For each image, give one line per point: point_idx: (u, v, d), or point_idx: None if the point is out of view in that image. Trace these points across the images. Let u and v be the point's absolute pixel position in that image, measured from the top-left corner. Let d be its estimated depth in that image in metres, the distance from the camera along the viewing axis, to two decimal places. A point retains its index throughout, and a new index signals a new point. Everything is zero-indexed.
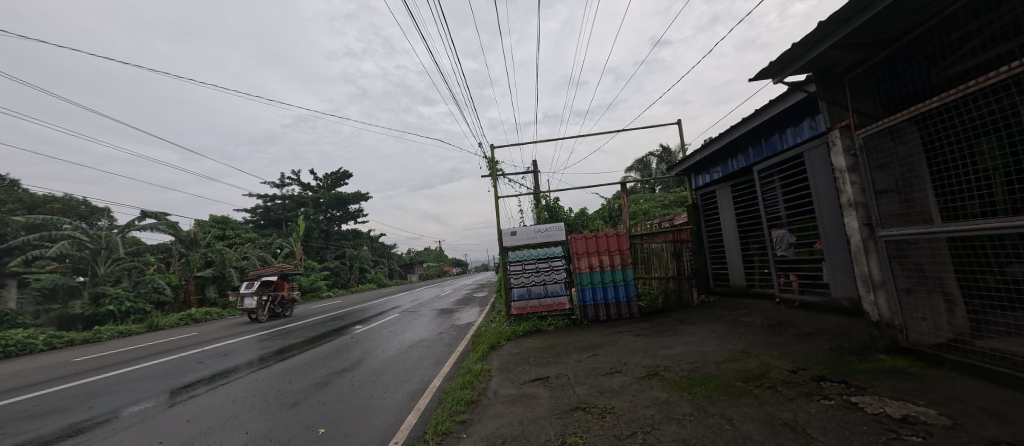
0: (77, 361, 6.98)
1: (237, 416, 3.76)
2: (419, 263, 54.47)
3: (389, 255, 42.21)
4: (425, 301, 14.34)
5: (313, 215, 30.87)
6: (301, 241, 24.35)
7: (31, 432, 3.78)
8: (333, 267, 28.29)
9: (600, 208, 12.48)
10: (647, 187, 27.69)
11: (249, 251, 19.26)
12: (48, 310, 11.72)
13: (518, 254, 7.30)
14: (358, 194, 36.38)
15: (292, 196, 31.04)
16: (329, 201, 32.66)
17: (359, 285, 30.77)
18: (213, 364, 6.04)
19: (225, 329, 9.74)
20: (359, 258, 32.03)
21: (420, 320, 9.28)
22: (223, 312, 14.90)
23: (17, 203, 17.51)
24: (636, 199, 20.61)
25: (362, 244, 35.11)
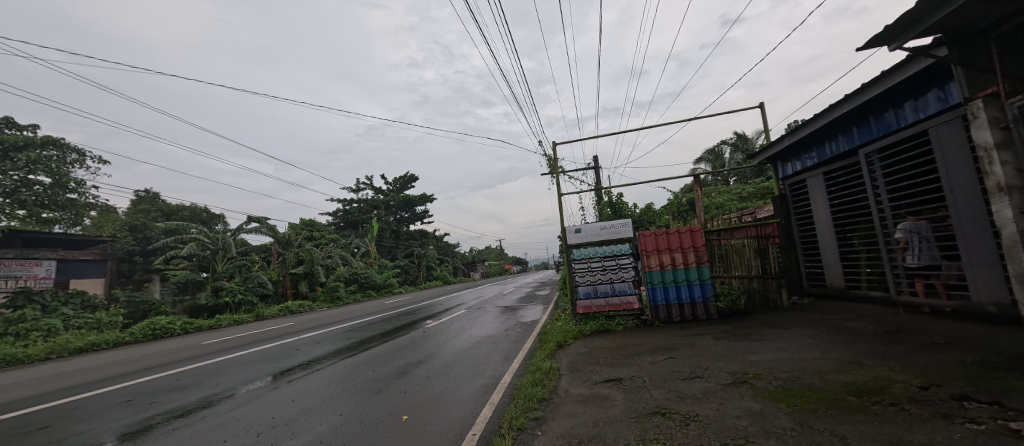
0: (204, 344, 8.26)
1: (330, 398, 4.20)
2: (480, 261, 56.11)
3: (453, 253, 44.19)
4: (488, 299, 14.74)
5: (384, 217, 33.33)
6: (374, 241, 26.44)
7: (177, 402, 4.58)
8: (402, 265, 30.29)
9: (668, 203, 11.75)
10: (719, 179, 25.79)
11: (331, 249, 21.24)
12: (182, 300, 14.04)
13: (582, 253, 7.20)
14: (423, 197, 38.60)
15: (366, 200, 33.80)
16: (396, 203, 34.90)
17: (425, 282, 32.57)
18: (307, 351, 6.76)
19: (315, 320, 10.88)
20: (424, 257, 33.88)
21: (486, 317, 9.49)
22: (313, 305, 16.68)
23: (158, 212, 21.25)
24: (708, 192, 19.21)
25: (428, 243, 37.08)
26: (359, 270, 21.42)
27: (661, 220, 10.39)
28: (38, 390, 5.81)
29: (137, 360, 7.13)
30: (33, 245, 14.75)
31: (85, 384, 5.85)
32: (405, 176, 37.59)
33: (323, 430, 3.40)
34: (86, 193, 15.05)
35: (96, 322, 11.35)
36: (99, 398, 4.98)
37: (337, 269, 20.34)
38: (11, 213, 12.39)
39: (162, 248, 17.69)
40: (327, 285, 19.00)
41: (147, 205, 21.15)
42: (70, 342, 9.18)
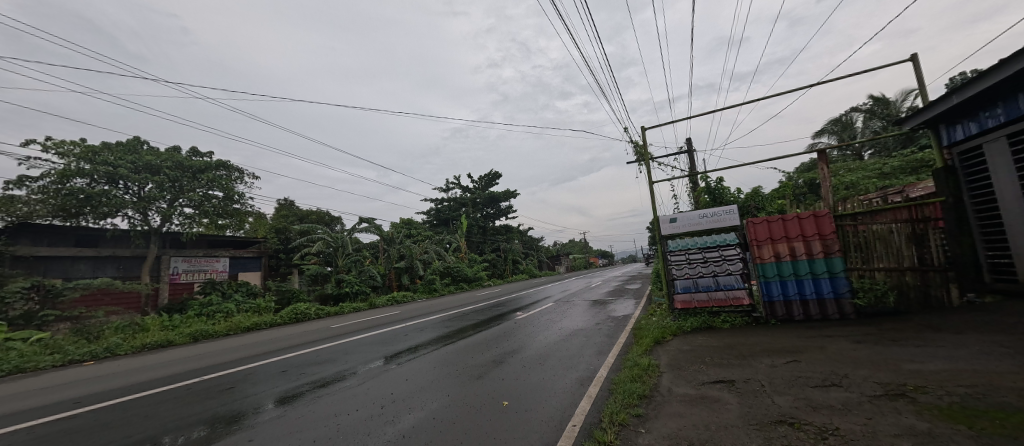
0: (334, 327, 9.83)
1: (437, 381, 4.65)
2: (564, 254, 55.99)
3: (537, 247, 45.00)
4: (575, 292, 14.69)
5: (472, 214, 35.41)
6: (464, 237, 28.32)
7: (318, 374, 5.55)
8: (490, 259, 31.90)
9: (781, 185, 10.29)
10: (850, 153, 21.68)
11: (428, 245, 23.22)
12: (314, 289, 16.78)
13: (680, 244, 6.81)
14: (506, 193, 39.99)
15: (455, 198, 36.31)
16: (482, 200, 36.81)
17: (510, 275, 33.76)
18: (413, 337, 7.58)
19: (418, 310, 12.10)
20: (510, 251, 35.04)
21: (576, 310, 9.46)
22: (414, 295, 18.54)
23: (295, 217, 25.71)
24: (836, 170, 16.27)
25: (513, 238, 38.33)
26: (452, 264, 23.19)
27: (773, 204, 9.14)
28: (229, 357, 7.60)
29: (289, 338, 8.81)
30: (214, 245, 19.01)
31: (257, 355, 7.47)
32: (489, 174, 39.42)
33: (433, 409, 3.78)
34: (246, 204, 18.62)
35: (257, 307, 14.22)
36: (267, 367, 6.29)
37: (433, 263, 22.32)
38: (198, 222, 15.98)
39: (298, 246, 21.33)
40: (425, 278, 20.91)
41: (287, 211, 25.74)
42: (242, 322, 11.67)
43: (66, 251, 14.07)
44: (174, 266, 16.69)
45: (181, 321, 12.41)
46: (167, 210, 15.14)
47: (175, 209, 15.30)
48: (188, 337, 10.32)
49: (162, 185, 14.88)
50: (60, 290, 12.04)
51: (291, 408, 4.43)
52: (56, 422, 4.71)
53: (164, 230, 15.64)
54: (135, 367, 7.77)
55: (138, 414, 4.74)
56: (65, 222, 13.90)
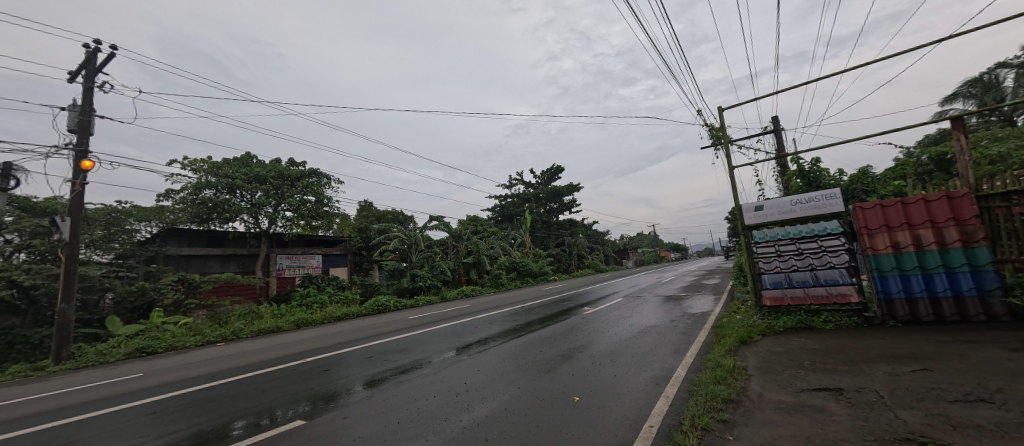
0: (411, 319, 10.65)
1: (507, 373, 4.80)
2: (632, 248, 53.95)
3: (602, 241, 43.88)
4: (645, 288, 14.05)
5: (535, 209, 35.75)
6: (527, 232, 28.74)
7: (399, 361, 6.08)
8: (554, 254, 31.99)
9: (898, 163, 8.69)
10: (999, 119, 17.56)
11: (494, 241, 23.96)
12: (392, 283, 18.26)
13: (769, 234, 6.84)
14: (569, 186, 39.58)
15: (518, 194, 36.90)
16: (545, 195, 36.92)
17: (576, 270, 33.46)
18: (482, 329, 7.91)
19: (486, 304, 12.57)
20: (575, 246, 34.70)
21: (647, 306, 9.08)
22: (482, 289, 19.29)
23: (374, 217, 28.22)
24: (978, 141, 13.27)
25: (577, 232, 37.82)
26: (516, 258, 23.70)
27: (888, 186, 7.78)
28: (325, 343, 8.64)
29: (374, 327, 9.78)
30: (309, 244, 21.66)
31: (347, 342, 8.39)
32: (552, 168, 39.38)
33: (505, 400, 3.91)
34: (333, 207, 20.83)
35: (346, 298, 15.92)
36: (356, 353, 7.05)
37: (499, 258, 22.99)
38: (296, 223, 18.29)
39: (377, 244, 23.38)
40: (492, 273, 21.65)
41: (367, 212, 28.34)
42: (334, 312, 13.17)
43: (200, 251, 17.05)
44: (279, 263, 19.35)
45: (286, 310, 14.38)
46: (273, 214, 17.53)
47: (279, 213, 17.66)
48: (292, 324, 11.94)
49: (269, 193, 17.24)
50: (199, 283, 14.67)
51: (377, 390, 4.90)
52: (199, 391, 5.78)
53: (270, 231, 18.14)
54: (255, 349, 9.24)
55: (257, 389, 5.61)
56: (200, 226, 16.95)
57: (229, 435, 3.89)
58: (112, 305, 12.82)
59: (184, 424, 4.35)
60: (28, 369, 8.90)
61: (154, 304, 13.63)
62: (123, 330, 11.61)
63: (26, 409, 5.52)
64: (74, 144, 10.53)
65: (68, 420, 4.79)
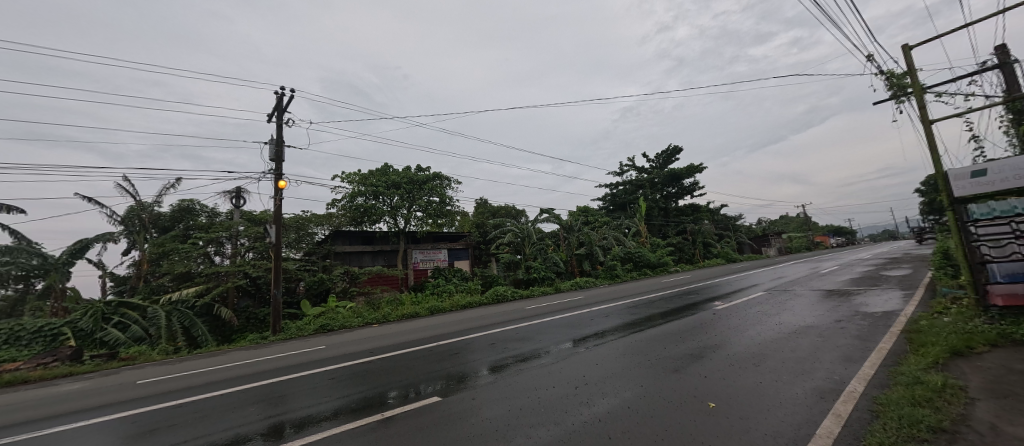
0: (528, 308, 11.24)
1: (629, 369, 4.69)
2: (775, 233, 45.75)
3: (734, 226, 38.50)
4: (797, 280, 11.78)
5: (651, 195, 33.72)
6: (643, 220, 27.21)
7: (519, 349, 6.51)
8: (674, 243, 29.53)
9: None
10: None
11: (606, 232, 23.34)
12: (508, 275, 19.49)
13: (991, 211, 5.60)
14: (690, 167, 35.93)
15: (630, 181, 35.21)
16: (661, 180, 34.69)
17: (701, 260, 30.13)
18: (598, 322, 7.84)
19: (600, 295, 12.39)
20: (698, 233, 31.26)
21: (801, 302, 7.62)
22: (596, 281, 19.05)
23: (490, 212, 30.54)
24: None
25: (702, 218, 34.21)
26: (632, 249, 22.75)
27: None
28: (454, 328, 9.79)
29: (495, 315, 10.64)
30: (438, 240, 24.68)
31: (472, 328, 9.35)
32: (669, 150, 36.88)
33: (628, 398, 3.85)
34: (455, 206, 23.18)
35: (470, 288, 17.74)
36: (480, 338, 7.82)
37: (612, 249, 22.55)
38: (426, 222, 20.97)
39: (494, 238, 25.32)
40: (605, 264, 21.19)
41: (483, 208, 30.80)
42: (461, 300, 14.80)
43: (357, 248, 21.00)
44: (414, 257, 22.63)
45: (422, 298, 16.81)
46: (408, 215, 20.48)
47: (412, 214, 20.50)
48: (429, 310, 13.86)
49: (404, 197, 20.23)
50: (359, 274, 17.97)
51: (501, 376, 5.32)
52: (364, 364, 7.24)
53: (407, 230, 21.22)
54: (401, 330, 11.07)
55: (404, 365, 6.73)
56: (356, 228, 20.70)
57: (387, 403, 4.77)
58: (305, 291, 16.99)
59: (356, 389, 5.52)
60: (262, 337, 12.45)
61: (330, 290, 17.43)
62: (313, 311, 15.23)
63: (261, 368, 7.78)
64: (273, 170, 14.09)
65: (285, 378, 6.57)
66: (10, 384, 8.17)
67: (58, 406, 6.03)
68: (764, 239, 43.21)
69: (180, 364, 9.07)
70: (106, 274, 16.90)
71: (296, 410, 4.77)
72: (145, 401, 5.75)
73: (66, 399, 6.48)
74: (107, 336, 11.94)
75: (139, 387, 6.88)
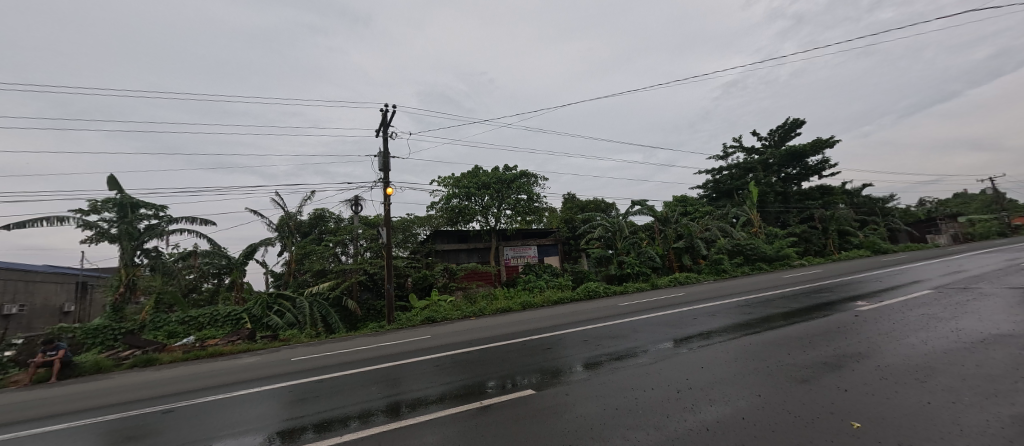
0: (621, 305, 10.84)
1: (743, 376, 4.25)
2: (951, 215, 35.53)
3: (884, 209, 31.18)
4: (989, 274, 9.00)
5: (764, 179, 29.43)
6: (755, 208, 23.79)
7: (614, 347, 6.36)
8: (798, 232, 25.20)
9: None
10: None
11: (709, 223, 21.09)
12: (600, 270, 19.08)
13: None
14: (818, 142, 30.50)
15: (737, 164, 31.10)
16: (777, 160, 30.43)
17: (837, 252, 25.07)
18: (704, 322, 7.18)
19: (703, 292, 11.27)
20: (832, 220, 26.04)
21: (995, 303, 5.82)
22: (698, 276, 17.35)
23: (577, 207, 30.21)
24: None
25: (834, 203, 29.61)
26: (742, 241, 20.16)
27: None
28: (545, 324, 10.00)
29: (586, 312, 10.53)
30: (527, 236, 25.41)
31: (563, 324, 9.42)
32: (787, 124, 32.24)
33: (741, 408, 3.50)
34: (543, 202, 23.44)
35: (560, 283, 17.92)
36: (571, 335, 7.84)
37: (717, 242, 20.51)
38: (516, 219, 21.78)
39: (582, 233, 25.10)
40: (709, 258, 19.18)
41: (570, 203, 30.61)
42: (552, 296, 15.02)
43: (455, 246, 22.85)
44: (506, 254, 23.74)
45: (515, 292, 17.56)
46: (498, 213, 21.58)
47: (502, 212, 21.58)
48: (521, 305, 14.41)
49: (493, 196, 21.31)
50: (457, 270, 19.59)
51: (595, 373, 5.29)
52: (463, 354, 7.92)
53: (498, 228, 22.32)
54: (496, 324, 11.75)
55: (499, 358, 7.17)
56: (452, 227, 22.43)
57: (485, 391, 5.16)
58: (413, 286, 19.16)
59: (456, 377, 6.08)
60: (380, 326, 14.48)
61: (433, 284, 19.29)
62: (420, 303, 17.10)
63: (380, 353, 9.12)
64: (382, 178, 16.21)
65: (400, 363, 7.60)
66: (212, 355, 11.11)
67: (246, 373, 8.02)
68: (931, 224, 34.02)
69: (321, 346, 11.16)
70: (269, 272, 21.54)
71: (408, 392, 5.50)
72: (300, 375, 7.30)
73: (248, 369, 8.56)
74: (271, 321, 15.26)
75: (293, 363, 8.71)
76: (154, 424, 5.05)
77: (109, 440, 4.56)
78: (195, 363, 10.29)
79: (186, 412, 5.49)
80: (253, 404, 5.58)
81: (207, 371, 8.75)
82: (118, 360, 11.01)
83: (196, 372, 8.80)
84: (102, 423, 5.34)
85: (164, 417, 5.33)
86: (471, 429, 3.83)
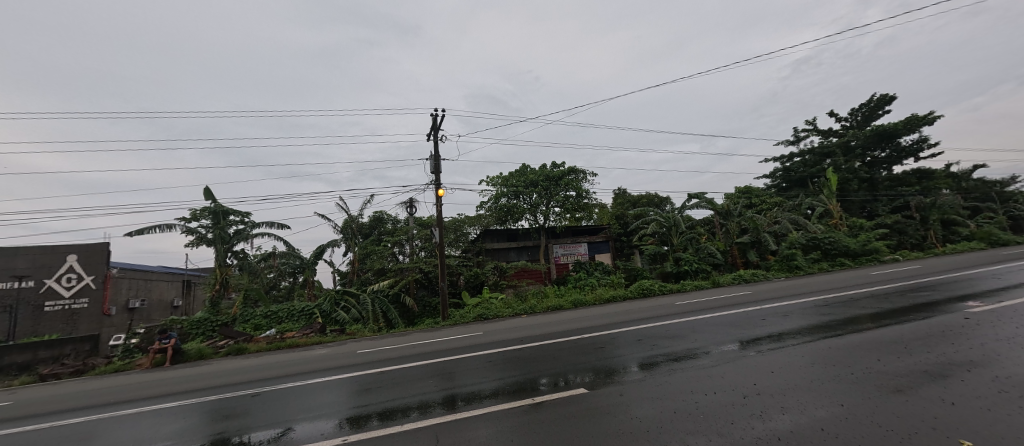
0: (678, 304, 10.32)
1: (821, 383, 3.87)
2: None
3: (1009, 193, 26.13)
4: None
5: (845, 164, 26.15)
6: (835, 198, 21.19)
7: (671, 348, 6.10)
8: (891, 223, 22.01)
9: None
10: None
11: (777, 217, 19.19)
12: (655, 267, 18.29)
13: None
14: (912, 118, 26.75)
15: (812, 149, 27.79)
16: (861, 143, 27.27)
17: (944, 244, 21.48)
18: (774, 323, 6.61)
19: (773, 291, 10.34)
20: (937, 208, 22.35)
21: None
22: (766, 274, 15.89)
23: (628, 203, 29.15)
24: None
25: (938, 188, 25.37)
26: (819, 234, 18.10)
27: None
28: (596, 322, 9.84)
29: (639, 311, 10.18)
30: (577, 233, 25.09)
31: (615, 323, 9.20)
32: (872, 102, 28.73)
33: (818, 419, 3.21)
34: (592, 198, 22.95)
35: (612, 281, 17.47)
36: (625, 334, 7.64)
37: (788, 235, 18.81)
38: (565, 216, 21.60)
39: (635, 229, 24.22)
40: (780, 254, 17.47)
41: (621, 199, 29.61)
42: (603, 294, 14.72)
43: (504, 244, 23.25)
44: (556, 251, 23.68)
45: (565, 290, 17.47)
46: (547, 210, 21.58)
47: (551, 210, 21.53)
48: (572, 303, 14.31)
49: (541, 194, 21.35)
50: (507, 268, 19.93)
51: (651, 374, 5.14)
52: (515, 351, 8.08)
53: (547, 226, 22.30)
54: (546, 321, 11.80)
55: (550, 355, 7.21)
56: (502, 225, 22.81)
57: (538, 388, 5.24)
58: (464, 284, 19.81)
59: (509, 374, 6.25)
60: (436, 322, 15.23)
61: (484, 282, 19.79)
62: (472, 301, 17.67)
63: (436, 348, 9.63)
64: (434, 180, 17.02)
65: (455, 358, 7.98)
66: (291, 346, 12.49)
67: (321, 363, 8.93)
68: None
69: (383, 340, 12.04)
70: (336, 271, 23.58)
71: (463, 386, 5.77)
72: (367, 366, 7.99)
73: (321, 359, 9.51)
74: (339, 316, 16.71)
75: (358, 355, 9.50)
76: (246, 405, 5.86)
77: (212, 418, 5.36)
78: (278, 352, 11.63)
79: (270, 396, 6.29)
80: (328, 391, 6.21)
81: (288, 360, 9.89)
82: (215, 348, 12.83)
83: (280, 361, 10.00)
84: (206, 402, 6.26)
85: (255, 399, 6.13)
86: (522, 425, 3.94)
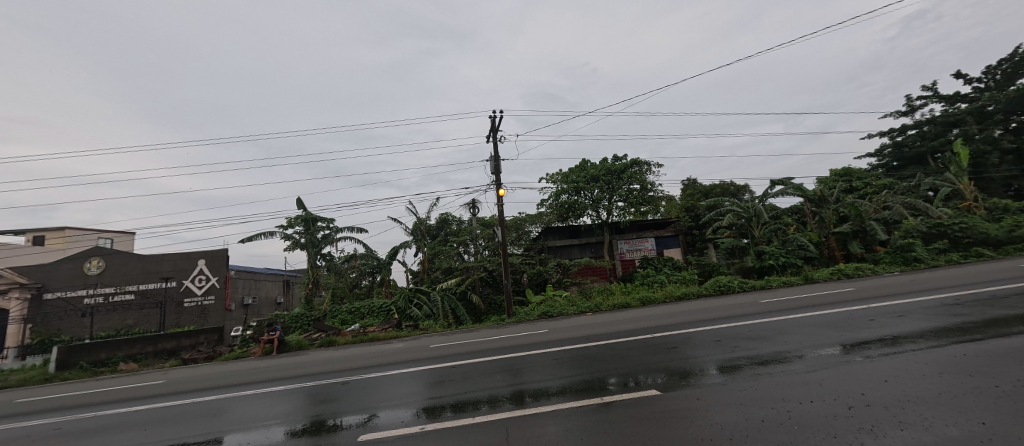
0: (762, 302, 9.38)
1: (953, 396, 3.30)
2: None
3: None
4: None
5: (982, 133, 21.38)
6: (967, 175, 17.43)
7: (756, 350, 5.61)
8: None
9: None
10: None
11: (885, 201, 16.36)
12: (732, 263, 16.75)
13: None
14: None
15: (933, 118, 23.14)
16: (1004, 106, 22.04)
17: None
18: (888, 324, 5.71)
19: (884, 287, 8.90)
20: None
21: None
22: (875, 268, 13.62)
23: (699, 193, 27.00)
24: None
25: None
26: (947, 220, 15.04)
27: None
28: (668, 321, 9.35)
29: (716, 309, 9.47)
30: (642, 228, 23.98)
31: (688, 322, 8.68)
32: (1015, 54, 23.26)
33: (946, 438, 2.77)
34: (659, 190, 21.69)
35: (683, 278, 16.40)
36: (700, 334, 7.18)
37: (904, 223, 15.98)
38: (629, 211, 20.75)
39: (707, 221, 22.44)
40: (893, 244, 14.84)
41: (690, 189, 27.54)
42: (674, 291, 13.91)
43: (566, 241, 23.08)
44: (620, 247, 22.87)
45: (632, 288, 16.81)
46: (609, 206, 20.93)
47: (614, 204, 20.85)
48: (639, 301, 13.78)
49: (603, 189, 20.80)
50: (570, 265, 19.82)
51: (734, 378, 4.80)
52: (581, 349, 8.07)
53: (610, 221, 21.65)
54: (611, 320, 11.54)
55: (618, 355, 7.07)
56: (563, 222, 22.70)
57: (607, 388, 5.21)
58: (528, 281, 20.11)
59: (575, 372, 6.30)
60: (501, 318, 15.73)
61: (548, 280, 19.88)
62: (536, 298, 17.85)
63: (503, 344, 9.99)
64: (495, 181, 17.59)
65: (521, 354, 8.23)
66: (371, 339, 13.91)
67: (400, 355, 9.84)
68: None
69: (452, 335, 12.82)
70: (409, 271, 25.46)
71: (529, 382, 5.96)
72: (440, 360, 8.63)
73: (399, 352, 10.47)
74: (412, 313, 18.04)
75: (431, 349, 10.28)
76: (340, 392, 6.72)
77: (313, 401, 6.27)
78: (361, 345, 13.04)
79: (358, 384, 7.11)
80: (408, 381, 6.86)
81: (371, 353, 11.07)
82: (311, 340, 14.81)
83: (363, 352, 11.23)
84: (308, 387, 7.32)
85: (347, 387, 7.01)
86: (594, 424, 3.98)
